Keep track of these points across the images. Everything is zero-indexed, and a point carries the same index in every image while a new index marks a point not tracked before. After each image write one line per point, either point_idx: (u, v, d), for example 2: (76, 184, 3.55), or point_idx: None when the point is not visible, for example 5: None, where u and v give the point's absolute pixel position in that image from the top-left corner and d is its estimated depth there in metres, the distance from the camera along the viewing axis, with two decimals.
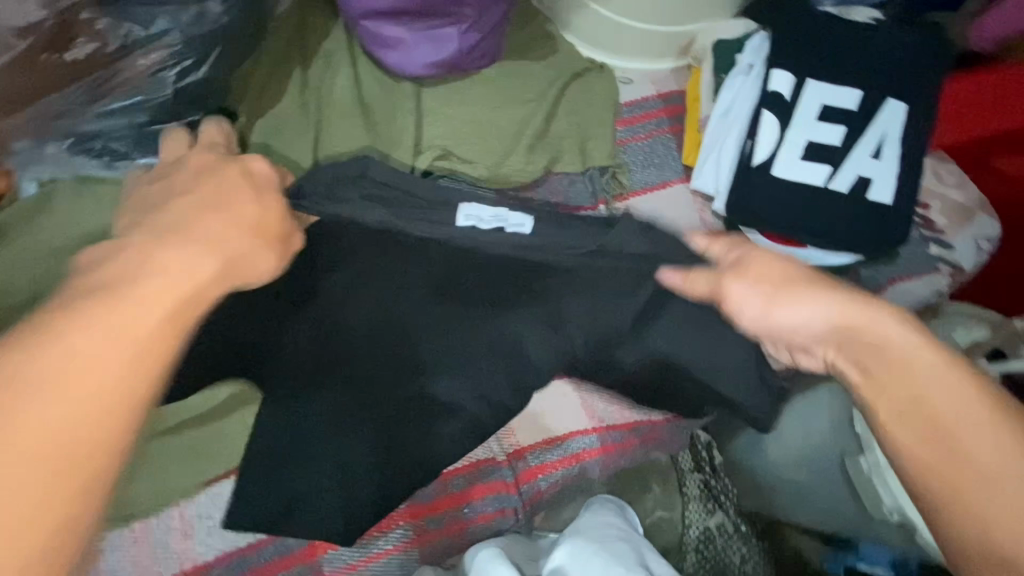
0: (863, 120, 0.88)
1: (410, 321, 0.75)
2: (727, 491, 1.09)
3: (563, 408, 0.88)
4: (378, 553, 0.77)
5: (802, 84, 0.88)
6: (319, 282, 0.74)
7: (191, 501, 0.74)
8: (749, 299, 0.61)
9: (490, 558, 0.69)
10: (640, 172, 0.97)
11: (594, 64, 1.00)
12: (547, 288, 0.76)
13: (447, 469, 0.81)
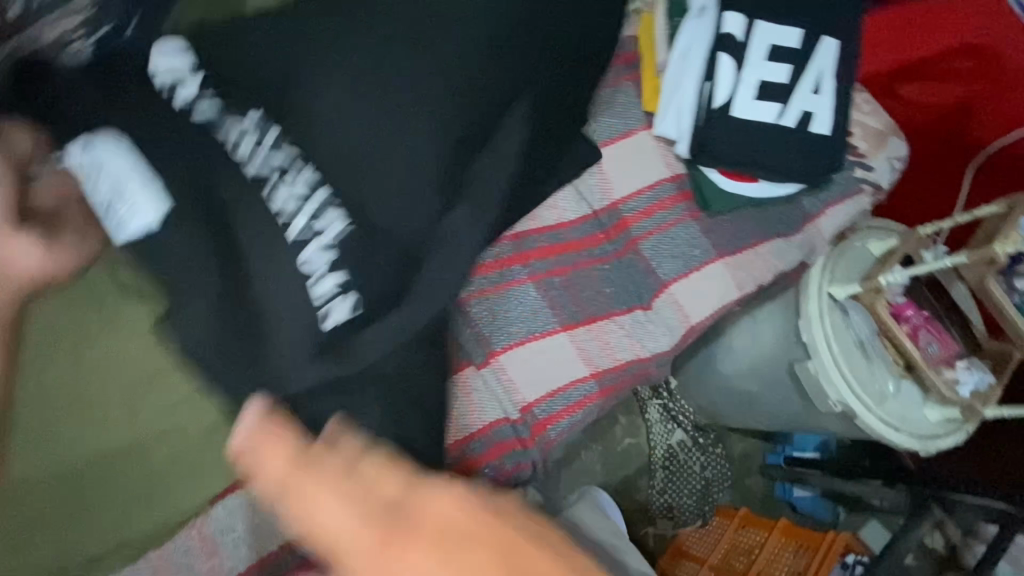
0: (804, 58, 0.94)
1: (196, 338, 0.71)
2: (684, 410, 1.39)
3: (560, 361, 0.90)
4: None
5: (752, 26, 0.92)
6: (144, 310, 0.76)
7: (205, 520, 0.76)
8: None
9: None
10: (604, 122, 0.98)
11: None
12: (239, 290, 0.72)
13: (463, 435, 0.83)
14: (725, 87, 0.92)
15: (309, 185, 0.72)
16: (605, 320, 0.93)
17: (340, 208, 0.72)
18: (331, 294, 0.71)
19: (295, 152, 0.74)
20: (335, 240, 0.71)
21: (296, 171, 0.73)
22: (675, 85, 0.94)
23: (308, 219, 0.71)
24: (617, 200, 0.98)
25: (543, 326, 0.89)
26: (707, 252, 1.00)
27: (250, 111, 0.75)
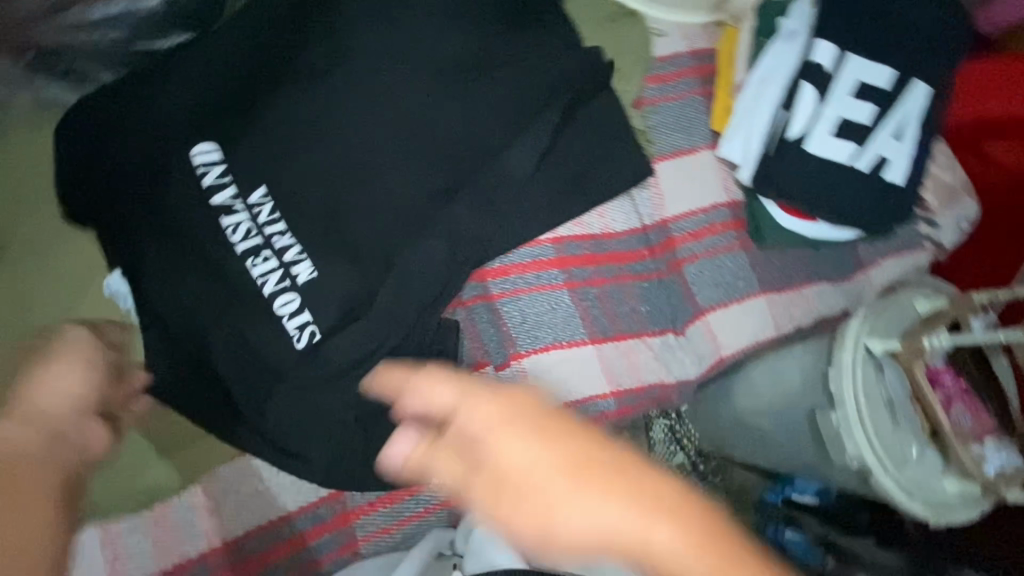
0: (890, 101, 0.89)
1: (181, 286, 0.69)
2: (689, 435, 1.36)
3: (582, 374, 0.87)
4: (410, 520, 0.76)
5: (843, 58, 0.87)
6: (133, 231, 0.70)
7: (168, 503, 0.69)
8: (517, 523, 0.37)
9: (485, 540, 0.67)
10: (668, 136, 0.94)
11: (627, 11, 0.95)
12: (222, 259, 0.69)
13: (474, 433, 0.80)
14: (803, 120, 0.87)
15: (270, 235, 0.71)
16: (635, 339, 0.91)
17: (306, 259, 0.71)
18: (295, 331, 0.69)
19: (266, 205, 0.71)
20: (291, 284, 0.70)
21: (263, 221, 0.71)
22: (751, 109, 0.89)
23: (260, 279, 0.69)
24: (667, 218, 0.94)
25: (571, 336, 0.87)
26: (750, 285, 0.97)
27: (212, 195, 0.71)
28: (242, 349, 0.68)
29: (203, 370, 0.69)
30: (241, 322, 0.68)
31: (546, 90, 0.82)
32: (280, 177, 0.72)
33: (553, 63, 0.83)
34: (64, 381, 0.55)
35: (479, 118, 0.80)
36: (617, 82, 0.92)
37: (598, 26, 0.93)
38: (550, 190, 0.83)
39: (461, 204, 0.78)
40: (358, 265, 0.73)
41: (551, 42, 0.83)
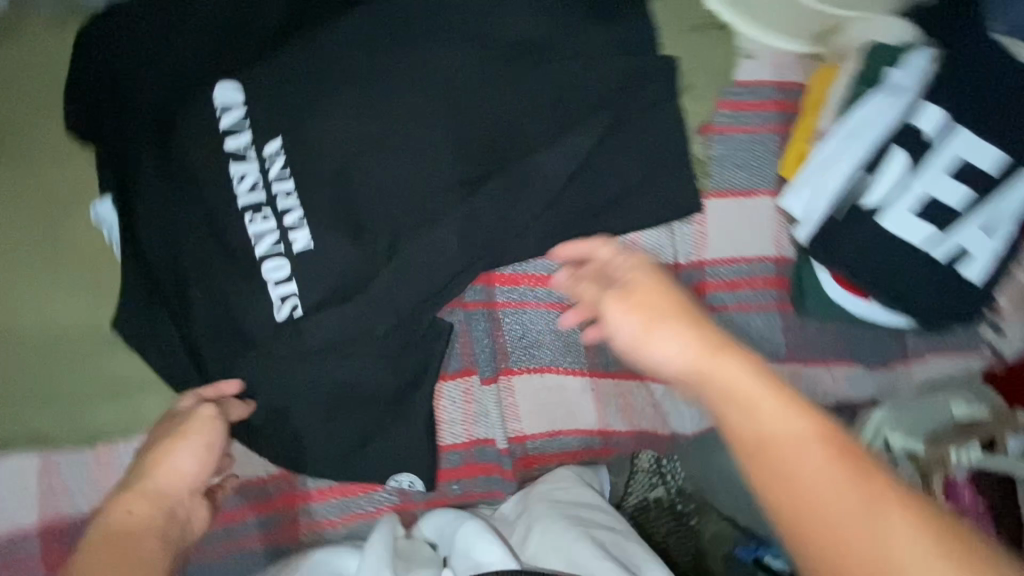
0: (992, 189, 0.77)
1: (171, 227, 0.64)
2: None
3: (573, 405, 0.82)
4: (355, 520, 0.73)
5: (951, 129, 0.75)
6: (132, 158, 0.65)
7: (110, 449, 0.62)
8: (625, 326, 0.62)
9: (472, 534, 0.67)
10: (729, 171, 0.85)
11: (713, 24, 0.86)
12: (219, 208, 0.65)
13: (445, 442, 0.76)
14: (882, 190, 0.77)
15: (274, 193, 0.66)
16: (638, 382, 0.84)
17: (305, 226, 0.66)
18: (277, 301, 0.65)
19: (277, 160, 0.66)
20: (284, 250, 0.65)
21: (271, 177, 0.66)
22: (829, 163, 0.79)
23: (254, 237, 0.65)
24: (705, 260, 0.86)
25: (569, 364, 0.81)
26: (775, 351, 0.88)
27: (226, 138, 0.66)
28: (218, 302, 0.64)
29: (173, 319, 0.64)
30: (226, 278, 0.64)
31: (604, 97, 0.74)
32: (298, 133, 0.67)
33: (620, 68, 0.74)
34: (190, 462, 0.55)
35: (526, 110, 0.73)
36: (686, 100, 0.83)
37: (681, 32, 0.83)
38: (585, 204, 0.75)
39: (486, 198, 0.70)
40: (359, 243, 0.68)
41: (624, 43, 0.75)
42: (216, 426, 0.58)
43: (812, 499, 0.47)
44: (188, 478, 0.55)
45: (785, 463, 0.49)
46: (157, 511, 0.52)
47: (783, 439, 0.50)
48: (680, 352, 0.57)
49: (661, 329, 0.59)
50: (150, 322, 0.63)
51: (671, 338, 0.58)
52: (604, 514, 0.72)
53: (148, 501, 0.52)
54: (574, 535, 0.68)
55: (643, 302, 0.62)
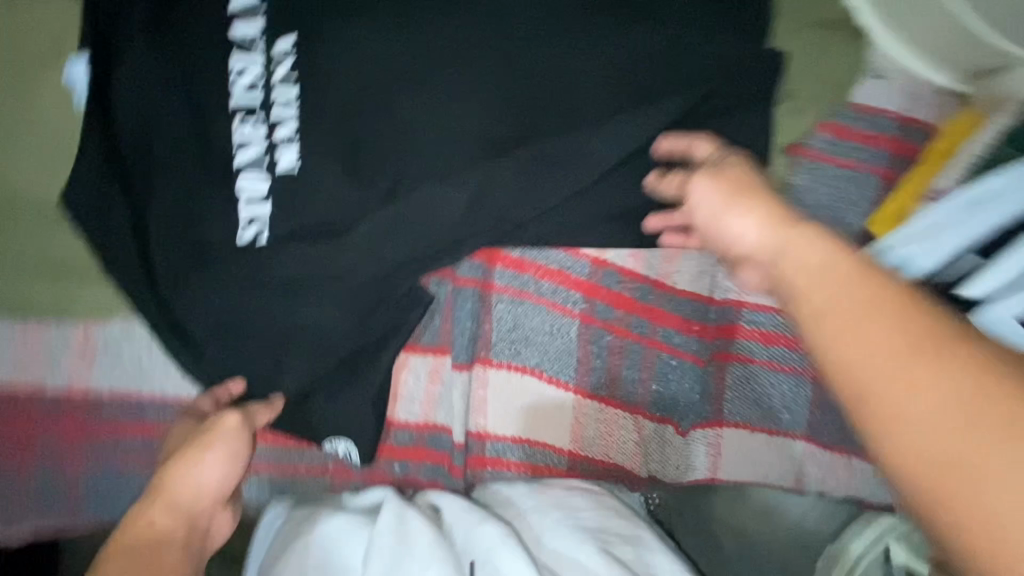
0: None
1: (151, 106, 0.57)
2: None
3: (547, 416, 0.73)
4: (281, 471, 0.69)
5: None
6: (128, 20, 0.58)
7: (44, 325, 0.58)
8: (704, 199, 0.46)
9: (497, 538, 0.58)
10: (810, 207, 0.70)
11: (845, 28, 0.69)
12: (209, 100, 0.57)
13: (396, 416, 0.70)
14: (995, 280, 0.59)
15: (271, 99, 0.58)
16: (626, 413, 0.74)
17: (296, 144, 0.58)
18: (244, 220, 0.57)
19: (285, 63, 0.58)
20: (267, 166, 0.58)
21: (272, 78, 0.58)
22: (937, 232, 0.63)
23: (238, 143, 0.57)
24: (744, 302, 0.73)
25: (555, 373, 0.72)
26: (796, 424, 0.75)
27: (235, 24, 0.58)
28: (183, 204, 0.57)
29: (130, 207, 0.57)
30: (197, 180, 0.57)
31: (681, 81, 0.61)
32: (317, 35, 0.58)
33: (711, 51, 0.62)
34: (214, 474, 0.52)
35: (585, 74, 0.61)
36: (782, 111, 0.69)
37: (802, 25, 0.68)
38: (624, 202, 0.63)
39: (511, 165, 0.59)
40: (352, 180, 0.59)
41: (721, 23, 0.62)
42: (239, 434, 0.54)
43: (895, 365, 0.30)
44: (213, 490, 0.52)
45: (848, 330, 0.32)
46: (178, 518, 0.49)
47: (831, 296, 0.34)
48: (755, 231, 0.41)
49: (742, 209, 0.42)
50: (104, 206, 0.57)
51: (743, 214, 0.42)
52: (620, 521, 0.63)
53: (170, 509, 0.49)
54: (592, 555, 0.58)
55: (739, 189, 0.45)
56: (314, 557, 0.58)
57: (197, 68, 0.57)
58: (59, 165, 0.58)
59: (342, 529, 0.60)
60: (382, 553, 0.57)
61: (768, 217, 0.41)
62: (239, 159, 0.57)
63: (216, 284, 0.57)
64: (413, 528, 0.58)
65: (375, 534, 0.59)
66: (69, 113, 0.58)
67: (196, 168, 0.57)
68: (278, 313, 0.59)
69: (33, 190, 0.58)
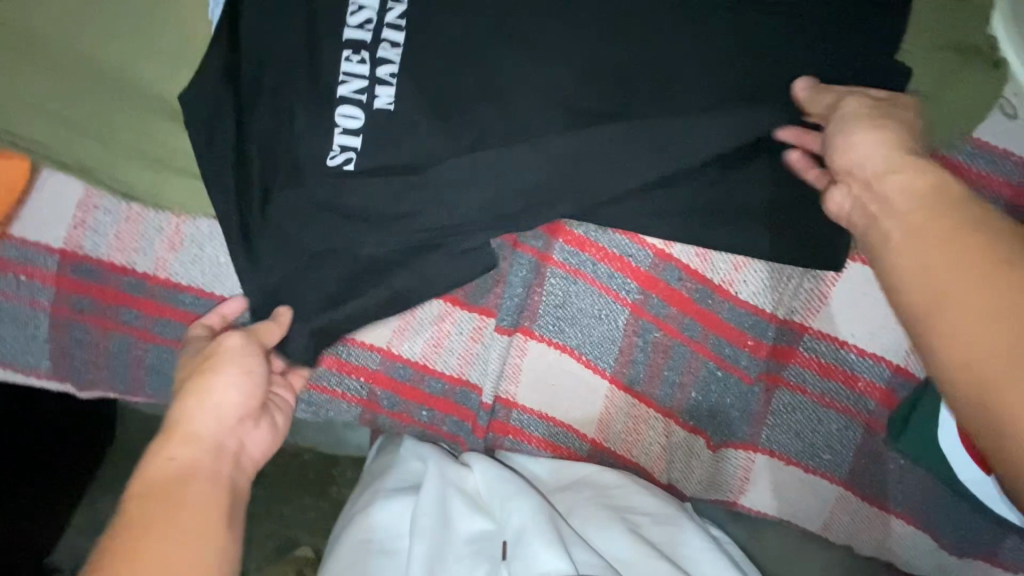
0: None
1: (270, 28, 0.60)
2: None
3: (578, 400, 0.73)
4: (316, 389, 0.72)
5: None
6: None
7: (145, 210, 0.63)
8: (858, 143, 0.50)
9: (526, 522, 0.60)
10: None
11: (983, 56, 0.64)
12: (323, 32, 0.60)
13: (431, 365, 0.72)
14: None
15: (380, 38, 0.60)
16: (658, 414, 0.73)
17: (393, 84, 0.60)
18: (335, 148, 0.60)
19: (399, 8, 0.61)
20: (365, 101, 0.60)
21: (386, 20, 0.61)
22: None
23: (343, 76, 0.60)
24: (808, 328, 0.69)
25: (594, 358, 0.71)
26: (835, 466, 0.72)
27: None
28: (286, 124, 0.61)
29: (235, 118, 0.61)
30: (299, 104, 0.60)
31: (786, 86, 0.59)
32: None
33: (826, 58, 0.59)
34: (235, 393, 0.53)
35: (690, 60, 0.60)
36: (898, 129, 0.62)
37: (936, 45, 0.63)
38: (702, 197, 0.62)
39: (600, 140, 0.59)
40: (440, 128, 0.61)
41: (841, 33, 0.59)
42: (248, 350, 0.56)
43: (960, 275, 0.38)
44: (233, 407, 0.52)
45: (932, 253, 0.40)
46: (206, 442, 0.49)
47: (932, 228, 0.41)
48: (872, 151, 0.48)
49: (872, 131, 0.50)
50: (218, 112, 0.61)
51: (863, 138, 0.50)
52: (651, 500, 0.66)
53: (193, 441, 0.49)
54: (626, 543, 0.61)
55: (867, 116, 0.52)
56: (367, 534, 0.64)
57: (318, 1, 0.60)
58: (178, 62, 0.61)
59: (394, 509, 0.66)
60: (423, 533, 0.62)
61: (886, 140, 0.48)
62: (339, 91, 0.60)
63: (299, 203, 0.61)
64: (455, 513, 0.64)
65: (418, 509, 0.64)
66: (193, 19, 0.61)
67: (302, 93, 0.60)
68: (349, 241, 0.62)
69: (150, 79, 0.60)
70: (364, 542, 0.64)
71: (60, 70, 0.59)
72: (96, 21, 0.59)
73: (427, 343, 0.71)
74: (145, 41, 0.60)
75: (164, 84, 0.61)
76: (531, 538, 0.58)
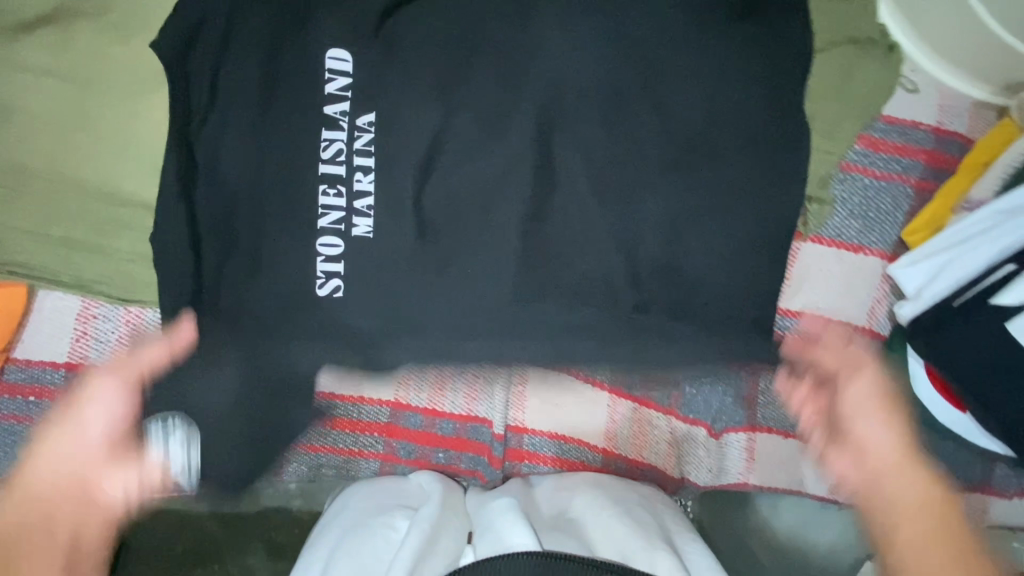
0: (1011, 307, 0.63)
1: (231, 128, 0.61)
2: None
3: (584, 413, 0.78)
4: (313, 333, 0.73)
5: None
6: (220, 50, 0.61)
7: (142, 310, 0.65)
8: (869, 416, 0.53)
9: (510, 516, 0.65)
10: (843, 217, 0.72)
11: (885, 43, 0.71)
12: (282, 122, 0.61)
13: (442, 408, 0.77)
14: (946, 277, 0.67)
15: (354, 168, 0.62)
16: (661, 413, 0.79)
17: (372, 215, 0.62)
18: (321, 276, 0.62)
19: (368, 135, 0.62)
20: (344, 230, 0.62)
21: (357, 148, 0.62)
22: (923, 250, 0.69)
23: (321, 209, 0.61)
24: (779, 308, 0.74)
25: (591, 372, 0.77)
26: None
27: (327, 103, 0.61)
28: (275, 218, 0.62)
29: (208, 218, 0.62)
30: (267, 199, 0.62)
31: (731, 104, 0.65)
32: (396, 52, 0.62)
33: (753, 73, 0.66)
34: (95, 428, 0.51)
35: (635, 82, 0.64)
36: (816, 137, 0.69)
37: (837, 43, 0.70)
38: (675, 204, 0.65)
39: (565, 176, 0.65)
40: (400, 191, 0.62)
41: (760, 49, 0.66)
42: (123, 385, 0.54)
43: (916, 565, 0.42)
44: (93, 448, 0.51)
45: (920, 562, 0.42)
46: (64, 486, 0.49)
47: (900, 502, 0.46)
48: (886, 435, 0.51)
49: (888, 411, 0.53)
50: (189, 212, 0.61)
51: (880, 424, 0.52)
52: (637, 494, 0.73)
53: (37, 492, 0.48)
54: (613, 523, 0.65)
55: (886, 393, 0.55)
56: (360, 538, 0.63)
57: (273, 95, 0.61)
58: (153, 168, 0.61)
59: (388, 518, 0.66)
60: (417, 529, 0.63)
61: (899, 428, 0.51)
62: (305, 176, 0.61)
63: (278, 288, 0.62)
64: (444, 528, 0.65)
65: (417, 517, 0.65)
66: (147, 124, 0.60)
67: (269, 188, 0.62)
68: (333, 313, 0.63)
69: (120, 186, 0.61)
70: (354, 537, 0.64)
71: (33, 195, 0.60)
72: (61, 139, 0.59)
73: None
74: (106, 152, 0.60)
75: (140, 188, 0.61)
76: (511, 530, 0.62)
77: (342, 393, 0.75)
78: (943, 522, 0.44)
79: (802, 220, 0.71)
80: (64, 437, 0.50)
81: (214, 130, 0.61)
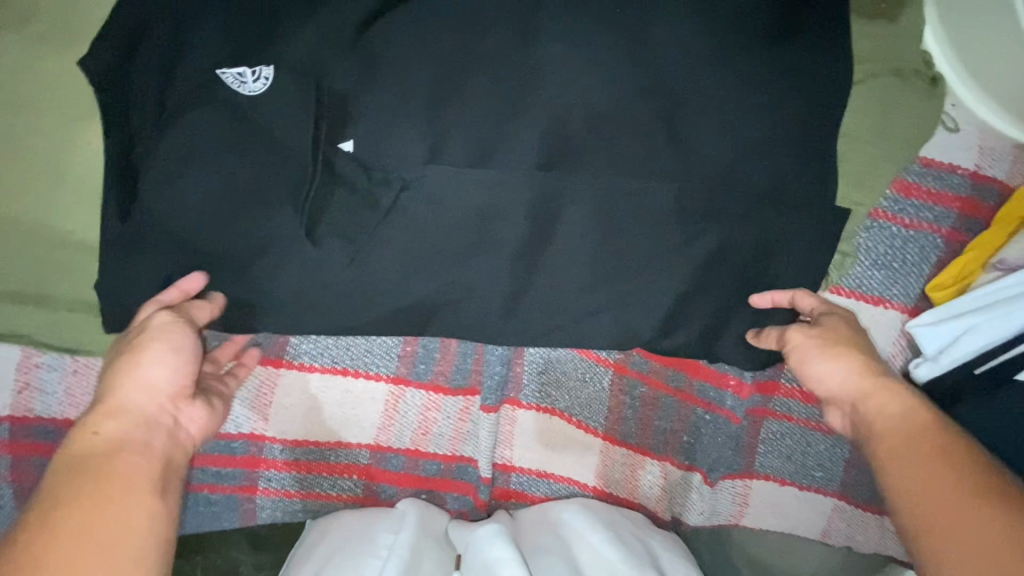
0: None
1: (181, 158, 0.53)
2: None
3: (575, 454, 0.74)
4: (270, 366, 0.68)
5: None
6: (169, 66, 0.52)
7: (91, 359, 0.59)
8: (832, 369, 0.53)
9: (493, 539, 0.61)
10: (867, 268, 0.67)
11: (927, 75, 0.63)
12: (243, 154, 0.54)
13: (424, 450, 0.71)
14: (971, 342, 0.60)
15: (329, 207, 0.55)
16: (655, 460, 0.75)
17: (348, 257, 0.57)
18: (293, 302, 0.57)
19: None
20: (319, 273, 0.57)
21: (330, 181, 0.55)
22: (946, 310, 0.63)
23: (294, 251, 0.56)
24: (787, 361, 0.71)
25: (586, 419, 0.73)
26: (827, 481, 0.74)
27: None
28: (244, 263, 0.56)
29: (157, 259, 0.55)
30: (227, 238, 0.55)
31: (752, 141, 0.58)
32: (373, 75, 0.54)
33: (779, 109, 0.58)
34: (162, 371, 0.48)
35: (648, 113, 0.58)
36: (844, 181, 0.63)
37: (876, 74, 0.62)
38: (681, 255, 0.60)
39: (564, 220, 0.59)
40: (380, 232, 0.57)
41: (786, 81, 0.58)
42: (175, 322, 0.51)
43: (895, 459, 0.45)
44: (165, 386, 0.48)
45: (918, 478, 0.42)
46: (140, 419, 0.45)
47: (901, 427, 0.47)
48: (843, 376, 0.52)
49: (835, 354, 0.53)
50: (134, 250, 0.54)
51: (834, 361, 0.53)
52: (628, 520, 0.69)
53: (128, 419, 0.45)
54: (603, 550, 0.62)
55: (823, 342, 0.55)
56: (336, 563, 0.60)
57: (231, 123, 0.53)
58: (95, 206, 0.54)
59: (365, 542, 0.63)
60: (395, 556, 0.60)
61: (857, 362, 0.52)
62: (273, 216, 0.55)
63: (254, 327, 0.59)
64: (425, 555, 0.62)
65: (395, 543, 0.62)
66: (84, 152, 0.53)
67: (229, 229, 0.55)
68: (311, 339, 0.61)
69: (58, 227, 0.54)
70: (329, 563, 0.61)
71: None
72: None
73: (436, 365, 0.70)
74: (41, 188, 0.53)
75: (79, 228, 0.54)
76: (495, 555, 0.59)
77: (316, 440, 0.70)
78: (940, 447, 0.44)
79: (828, 275, 0.65)
80: (148, 370, 0.47)
81: (161, 162, 0.53)
